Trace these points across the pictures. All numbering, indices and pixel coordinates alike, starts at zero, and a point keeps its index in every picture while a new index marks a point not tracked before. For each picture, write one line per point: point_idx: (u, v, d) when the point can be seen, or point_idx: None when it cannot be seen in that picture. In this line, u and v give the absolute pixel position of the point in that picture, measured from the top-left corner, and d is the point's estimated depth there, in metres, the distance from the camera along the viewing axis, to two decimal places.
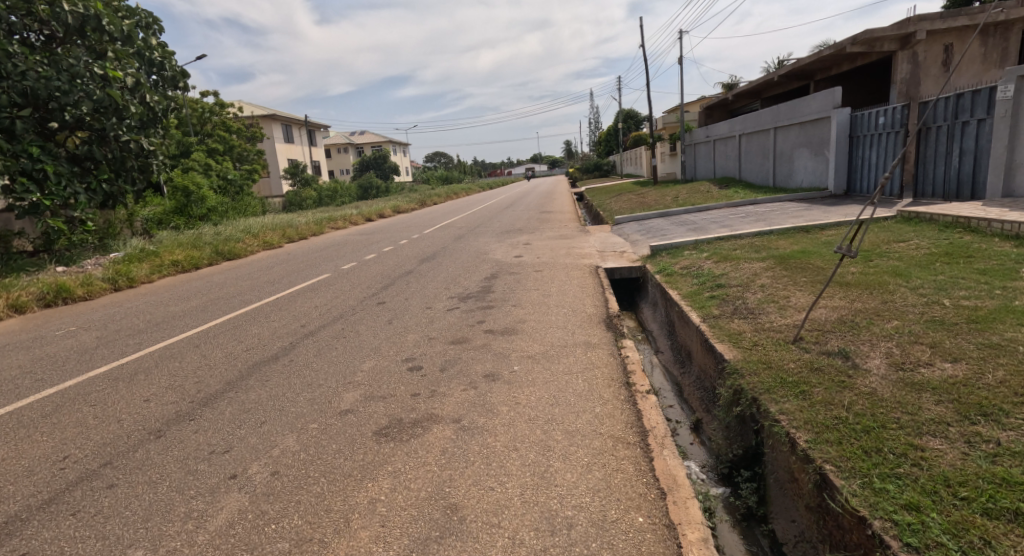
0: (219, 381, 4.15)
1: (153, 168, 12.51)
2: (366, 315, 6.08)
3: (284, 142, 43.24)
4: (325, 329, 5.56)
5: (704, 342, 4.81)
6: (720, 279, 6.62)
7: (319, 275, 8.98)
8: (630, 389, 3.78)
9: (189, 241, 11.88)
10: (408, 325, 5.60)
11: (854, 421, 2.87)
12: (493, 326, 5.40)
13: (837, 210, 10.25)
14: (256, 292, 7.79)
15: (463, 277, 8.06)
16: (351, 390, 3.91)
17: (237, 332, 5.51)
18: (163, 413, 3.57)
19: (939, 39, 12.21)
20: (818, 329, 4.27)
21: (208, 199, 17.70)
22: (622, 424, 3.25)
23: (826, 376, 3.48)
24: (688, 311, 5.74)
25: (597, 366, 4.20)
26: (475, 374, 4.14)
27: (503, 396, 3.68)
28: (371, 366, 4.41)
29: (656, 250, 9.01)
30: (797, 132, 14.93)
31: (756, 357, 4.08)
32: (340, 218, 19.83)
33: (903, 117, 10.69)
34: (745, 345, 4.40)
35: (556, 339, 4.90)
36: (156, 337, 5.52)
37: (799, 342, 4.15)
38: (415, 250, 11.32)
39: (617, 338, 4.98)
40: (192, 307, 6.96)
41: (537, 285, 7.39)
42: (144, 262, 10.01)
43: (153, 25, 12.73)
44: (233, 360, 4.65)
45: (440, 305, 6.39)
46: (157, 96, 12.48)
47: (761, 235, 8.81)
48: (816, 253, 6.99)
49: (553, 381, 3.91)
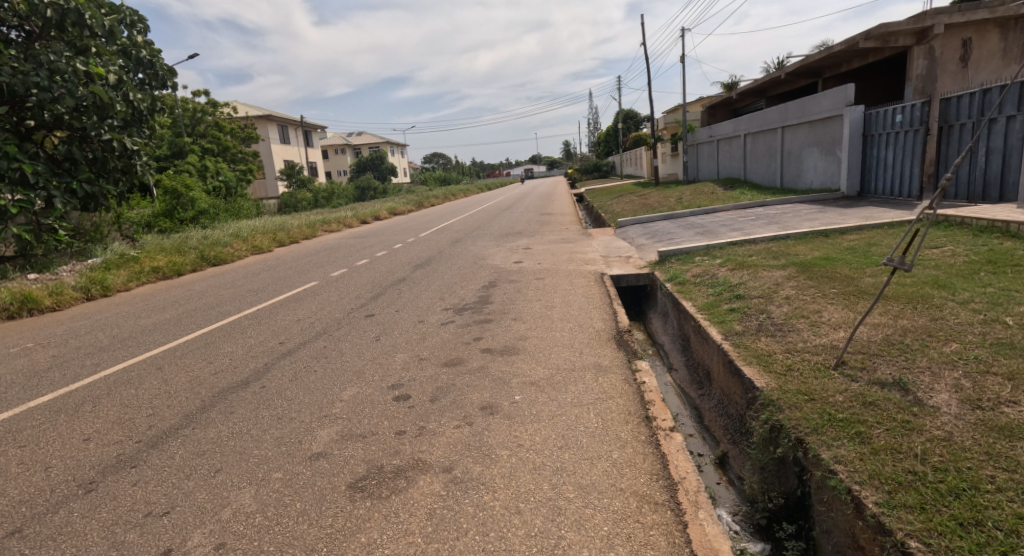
0: (176, 413, 3.58)
1: (137, 170, 11.87)
2: (352, 331, 5.53)
3: (280, 143, 42.71)
4: (306, 348, 5.01)
5: (729, 364, 4.28)
6: (738, 289, 6.10)
7: (307, 282, 8.45)
8: (650, 425, 3.24)
9: (173, 246, 11.32)
10: (398, 343, 5.06)
11: (936, 479, 2.36)
12: (491, 344, 4.87)
13: (855, 213, 9.73)
14: (236, 303, 7.22)
15: (459, 286, 7.52)
16: (327, 426, 3.36)
17: (208, 351, 4.95)
18: (100, 458, 2.98)
19: (957, 33, 11.68)
20: (864, 353, 3.75)
21: (199, 201, 17.19)
22: (646, 476, 2.71)
23: (883, 413, 2.96)
24: (706, 326, 5.21)
25: (611, 396, 3.66)
26: (470, 405, 3.60)
27: (503, 436, 3.14)
28: (352, 395, 3.87)
29: (664, 256, 8.50)
30: (807, 131, 14.41)
31: (794, 386, 3.55)
32: (335, 221, 19.31)
33: (922, 115, 10.16)
34: (778, 370, 3.86)
35: (562, 360, 4.37)
36: (118, 357, 4.95)
37: (842, 368, 3.62)
38: (410, 256, 10.77)
39: (630, 359, 4.46)
40: (164, 320, 6.39)
41: (539, 295, 6.84)
42: (123, 269, 9.48)
43: (138, 23, 12.15)
44: (197, 386, 4.08)
45: (433, 319, 5.84)
46: (142, 95, 11.74)
47: (777, 239, 8.28)
48: (841, 260, 6.46)
49: (560, 415, 3.37)
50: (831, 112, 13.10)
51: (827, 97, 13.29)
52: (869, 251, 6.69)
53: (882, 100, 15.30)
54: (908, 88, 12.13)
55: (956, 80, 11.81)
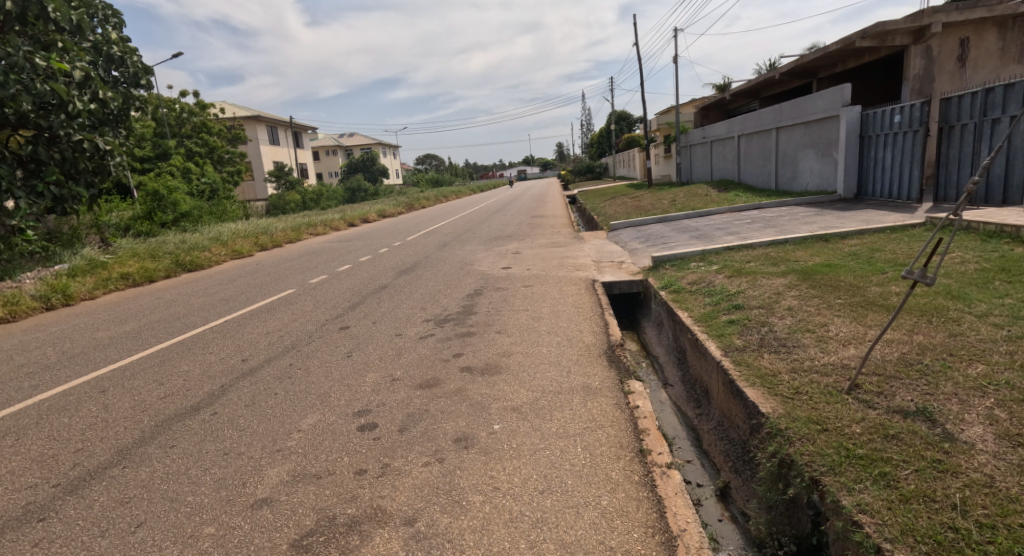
0: (108, 449, 3.16)
1: (110, 170, 11.32)
2: (323, 346, 5.11)
3: (269, 144, 42.13)
4: (270, 366, 4.60)
5: (730, 385, 3.93)
6: (736, 298, 5.76)
7: (283, 290, 8.03)
8: (645, 462, 2.87)
9: (147, 251, 10.87)
10: (371, 360, 4.66)
11: (984, 540, 2.01)
12: (472, 362, 4.48)
13: (854, 217, 9.42)
14: (204, 313, 6.77)
15: (442, 295, 7.12)
16: (277, 463, 2.96)
17: (162, 370, 4.53)
18: (6, 509, 2.57)
19: (955, 32, 11.44)
20: (879, 376, 3.37)
21: (181, 203, 16.72)
22: (640, 530, 2.33)
23: (908, 449, 2.60)
24: (704, 339, 4.84)
25: (600, 425, 3.28)
26: (443, 437, 3.21)
27: (477, 477, 2.76)
28: (313, 423, 3.47)
29: (658, 262, 8.13)
30: (802, 133, 14.11)
31: (803, 413, 3.18)
32: (322, 224, 18.85)
33: (922, 115, 9.87)
34: (784, 394, 3.49)
35: (547, 381, 3.99)
36: (60, 377, 4.50)
37: (856, 392, 3.26)
38: (394, 261, 10.35)
39: (622, 378, 4.10)
40: (123, 334, 5.93)
41: (527, 304, 6.45)
42: (89, 276, 9.02)
43: (113, 17, 11.72)
44: (140, 414, 3.66)
45: (412, 332, 5.45)
46: (114, 93, 11.23)
47: (776, 244, 7.93)
48: (843, 266, 6.13)
49: (543, 450, 2.99)
50: (827, 113, 12.81)
51: (822, 97, 13.00)
52: (873, 257, 6.36)
53: (877, 101, 15.05)
54: (904, 88, 11.87)
55: (954, 80, 11.55)
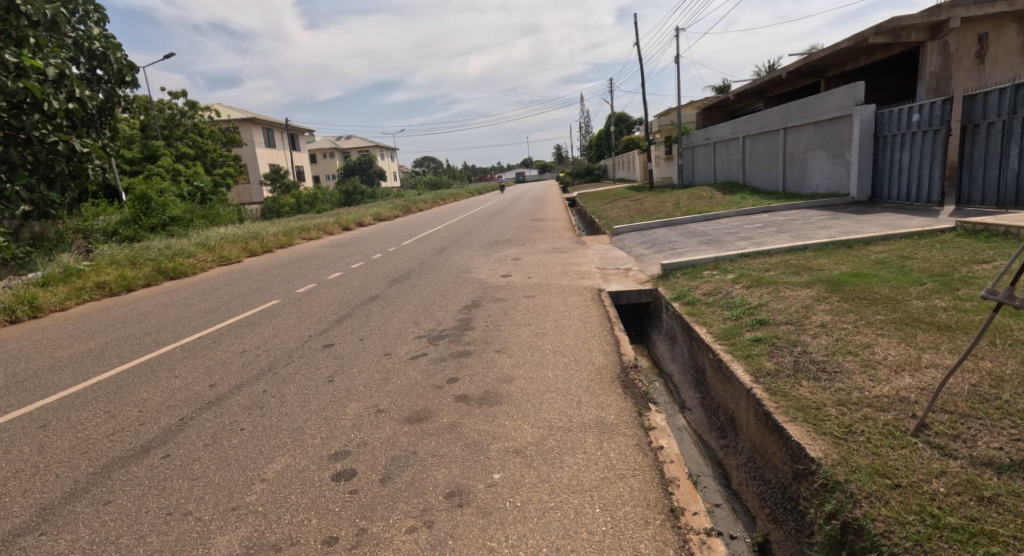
0: (29, 508, 2.64)
1: (88, 173, 10.86)
2: (303, 368, 4.57)
3: (264, 146, 41.57)
4: (241, 393, 4.07)
5: (767, 419, 3.39)
6: (759, 312, 5.24)
7: (267, 300, 7.52)
8: (679, 529, 2.36)
9: (127, 257, 10.32)
10: (354, 386, 4.12)
11: None
12: (468, 390, 3.94)
13: (873, 221, 8.92)
14: (178, 328, 6.23)
15: (438, 306, 6.60)
16: (230, 528, 2.44)
17: (117, 399, 3.99)
18: None
19: (973, 28, 10.97)
20: (952, 414, 2.84)
21: (171, 207, 16.13)
22: None
23: (1016, 520, 2.13)
24: (729, 361, 4.30)
25: (620, 475, 2.76)
26: (433, 491, 2.68)
27: (475, 550, 2.24)
28: (280, 470, 2.92)
29: (668, 270, 7.62)
30: (812, 132, 13.62)
31: (864, 461, 2.65)
32: (315, 227, 18.37)
33: (943, 113, 9.38)
34: (835, 433, 2.97)
35: (555, 415, 3.46)
36: (1, 407, 3.96)
37: (925, 435, 2.74)
38: (387, 268, 9.82)
39: (640, 410, 3.57)
40: (85, 352, 5.39)
41: (529, 318, 5.92)
42: (62, 286, 8.51)
43: (93, 12, 11.33)
44: (78, 457, 3.12)
45: (403, 351, 4.93)
46: (91, 91, 10.76)
47: (794, 251, 7.43)
48: (875, 276, 5.60)
49: (554, 510, 2.47)
50: (838, 113, 12.30)
51: (834, 96, 12.50)
52: (905, 265, 5.85)
53: (888, 99, 14.57)
54: (920, 87, 11.39)
55: (972, 78, 11.08)
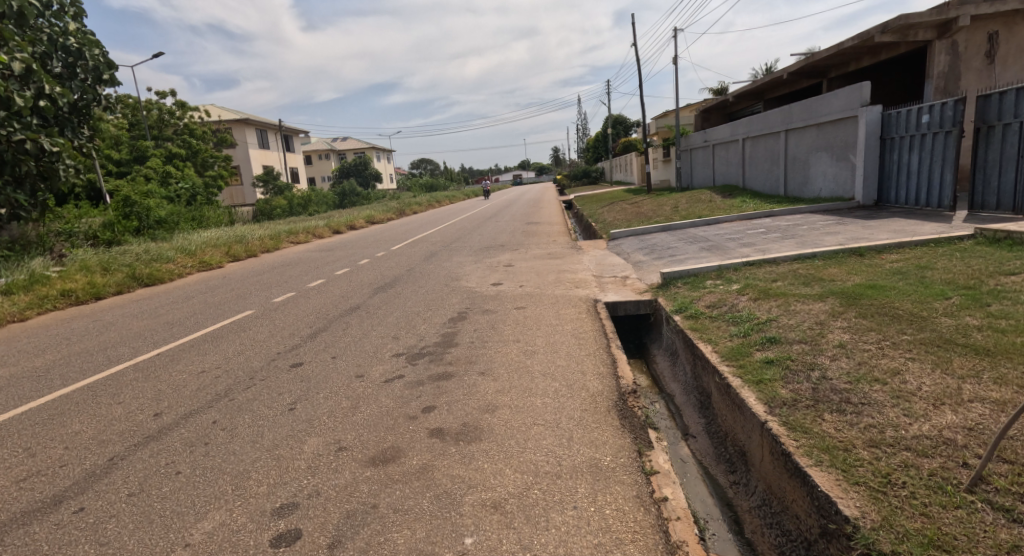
0: None
1: (60, 174, 10.31)
2: (264, 393, 4.11)
3: (258, 148, 41.10)
4: (188, 424, 3.59)
5: (787, 460, 2.91)
6: (768, 328, 4.78)
7: (240, 311, 7.04)
8: None
9: (100, 263, 9.83)
10: (316, 416, 3.64)
11: None
12: (445, 422, 3.46)
13: (881, 227, 8.48)
14: (138, 342, 5.74)
15: (421, 319, 6.12)
16: None
17: (43, 433, 3.49)
18: None
19: (983, 26, 10.54)
20: (1015, 466, 2.39)
21: (156, 210, 15.61)
22: None
23: None
24: (739, 387, 3.81)
25: (618, 541, 2.29)
26: None
27: None
28: (211, 531, 2.44)
29: (668, 279, 7.16)
30: (815, 134, 13.20)
31: (913, 526, 2.20)
32: (304, 231, 17.89)
33: (954, 113, 8.96)
34: (873, 482, 2.51)
35: (542, 456, 2.98)
36: None
37: (984, 492, 2.30)
38: (373, 275, 9.34)
39: (641, 449, 3.09)
40: (28, 371, 4.89)
41: (518, 333, 5.46)
42: (24, 294, 8.02)
43: (68, 7, 10.85)
44: None
45: (377, 373, 4.44)
46: (64, 88, 10.24)
47: (802, 259, 6.99)
48: (894, 288, 5.15)
49: None
50: (843, 114, 11.88)
51: (838, 97, 12.06)
52: (925, 276, 5.40)
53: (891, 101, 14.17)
54: (928, 88, 11.02)
55: (982, 78, 10.67)
